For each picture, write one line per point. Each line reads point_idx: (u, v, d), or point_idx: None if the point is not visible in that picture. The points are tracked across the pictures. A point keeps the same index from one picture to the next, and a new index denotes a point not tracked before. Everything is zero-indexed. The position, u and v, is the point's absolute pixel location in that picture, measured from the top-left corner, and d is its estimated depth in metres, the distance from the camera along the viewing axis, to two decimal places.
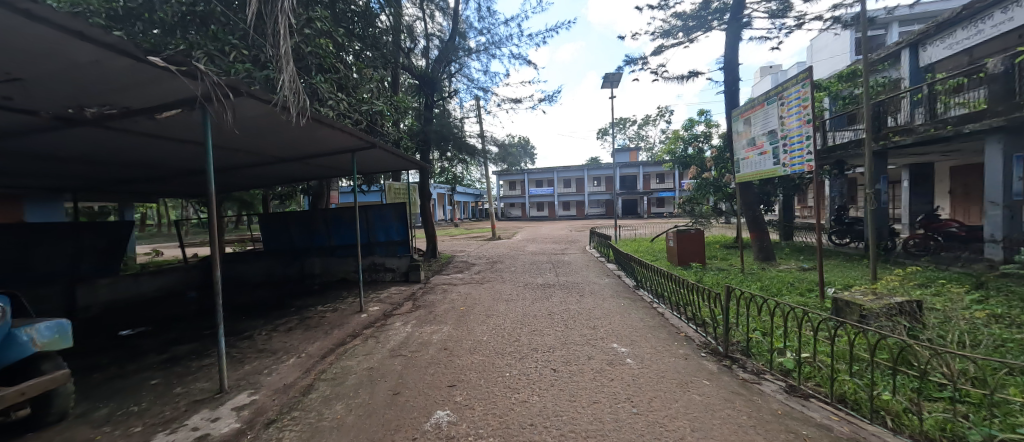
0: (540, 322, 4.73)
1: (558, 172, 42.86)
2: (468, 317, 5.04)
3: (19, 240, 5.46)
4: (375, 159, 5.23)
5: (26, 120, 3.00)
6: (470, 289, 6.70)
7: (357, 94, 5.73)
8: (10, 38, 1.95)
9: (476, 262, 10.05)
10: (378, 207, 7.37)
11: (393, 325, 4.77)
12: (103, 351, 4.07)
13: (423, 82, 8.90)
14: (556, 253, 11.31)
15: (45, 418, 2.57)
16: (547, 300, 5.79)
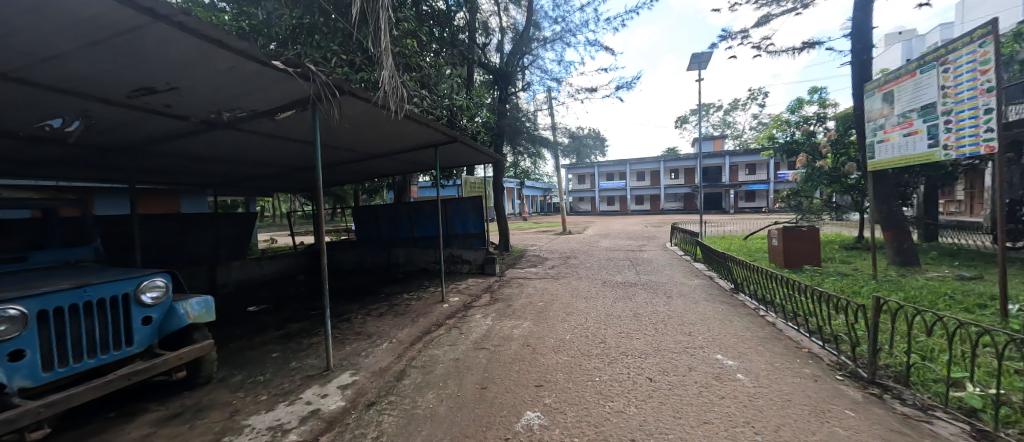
0: (627, 323, 4.41)
1: (630, 164, 40.84)
2: (548, 314, 4.90)
3: (174, 227, 6.56)
4: (457, 153, 5.30)
5: (183, 125, 3.53)
6: (546, 284, 6.58)
7: (438, 90, 5.88)
8: (171, 49, 2.27)
9: (548, 256, 9.92)
10: (456, 201, 7.68)
11: (474, 317, 4.82)
12: (237, 323, 4.74)
13: (495, 78, 8.91)
14: (634, 250, 10.68)
15: (196, 381, 3.02)
16: (633, 300, 5.42)
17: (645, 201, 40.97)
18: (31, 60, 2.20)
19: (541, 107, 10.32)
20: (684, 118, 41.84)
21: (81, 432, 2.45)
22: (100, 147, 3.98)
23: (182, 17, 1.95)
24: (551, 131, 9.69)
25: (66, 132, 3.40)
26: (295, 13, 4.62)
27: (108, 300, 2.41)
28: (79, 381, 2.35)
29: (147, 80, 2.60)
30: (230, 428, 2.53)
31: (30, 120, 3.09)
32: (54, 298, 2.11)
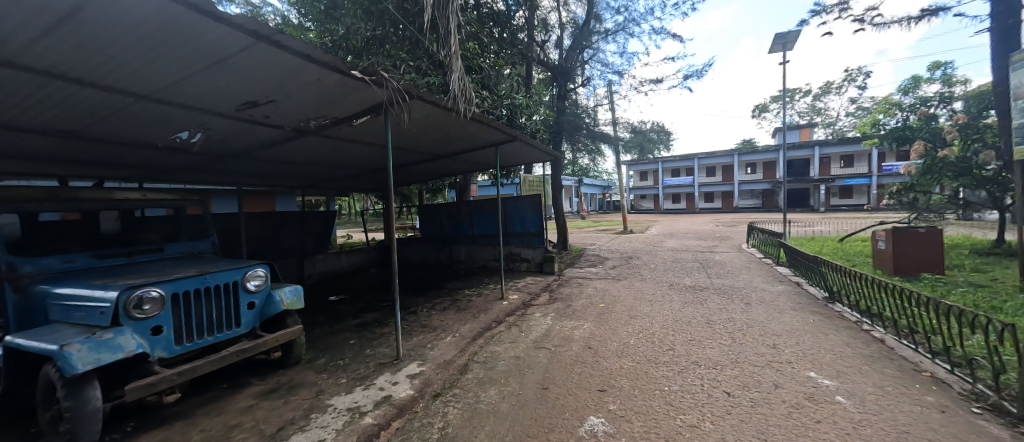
0: (698, 331, 4.11)
1: (698, 159, 38.28)
2: (609, 316, 4.75)
3: (268, 224, 7.50)
4: (516, 151, 5.33)
5: (279, 134, 3.99)
6: (607, 285, 6.40)
7: (497, 90, 6.01)
8: (270, 65, 2.58)
9: (608, 256, 9.62)
10: (516, 199, 7.74)
11: (533, 316, 4.83)
12: (321, 311, 5.29)
13: (555, 74, 8.81)
14: (702, 252, 9.92)
15: (288, 361, 3.39)
16: (705, 306, 5.04)
17: (715, 199, 38.20)
18: (168, 82, 2.65)
19: (601, 101, 10.01)
20: (757, 107, 37.92)
21: (204, 398, 2.89)
22: (217, 156, 4.68)
23: (278, 34, 2.20)
24: (612, 126, 9.36)
25: (193, 143, 4.04)
26: (369, 26, 5.04)
27: (223, 286, 2.78)
28: (202, 354, 2.71)
29: (252, 95, 2.97)
30: (316, 406, 2.80)
31: (168, 134, 3.73)
32: (182, 282, 2.51)
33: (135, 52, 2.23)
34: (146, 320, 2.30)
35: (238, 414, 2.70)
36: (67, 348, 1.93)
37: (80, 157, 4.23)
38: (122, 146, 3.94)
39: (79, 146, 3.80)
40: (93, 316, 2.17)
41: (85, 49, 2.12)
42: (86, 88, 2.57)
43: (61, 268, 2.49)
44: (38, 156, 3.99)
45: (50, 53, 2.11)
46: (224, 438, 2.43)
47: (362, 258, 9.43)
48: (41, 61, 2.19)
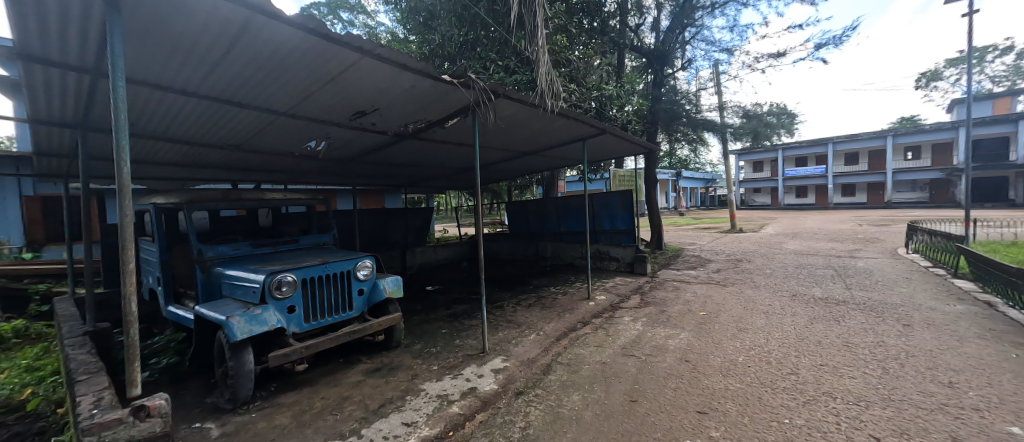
0: (838, 355, 3.31)
1: (833, 142, 31.46)
2: (714, 327, 4.16)
3: (377, 220, 8.36)
4: (604, 144, 5.06)
5: (384, 139, 4.44)
6: (710, 291, 5.65)
7: (586, 83, 6.07)
8: (375, 77, 2.84)
9: (711, 258, 8.52)
10: (606, 194, 7.51)
11: (622, 320, 4.50)
12: (419, 300, 5.80)
13: (651, 60, 8.25)
14: (839, 258, 8.06)
15: (390, 344, 3.74)
16: (844, 325, 4.04)
17: (860, 192, 31.94)
18: (301, 101, 3.16)
19: (705, 84, 8.95)
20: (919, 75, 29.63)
21: (326, 369, 3.37)
22: (338, 161, 5.45)
23: (378, 47, 2.43)
24: (717, 111, 8.25)
25: (320, 151, 4.77)
26: (462, 32, 5.42)
27: (338, 273, 3.13)
28: (323, 333, 3.10)
29: (361, 106, 3.35)
30: (410, 389, 3.02)
31: (303, 144, 4.47)
32: (308, 269, 2.93)
33: (277, 77, 2.71)
34: (283, 300, 2.73)
35: (350, 387, 3.06)
36: (231, 319, 2.44)
37: (248, 166, 5.41)
38: (273, 156, 4.88)
39: (247, 157, 4.84)
40: (249, 294, 2.69)
41: (245, 77, 2.66)
42: (248, 110, 3.23)
43: (230, 255, 3.08)
44: (224, 165, 5.23)
45: (224, 82, 2.70)
46: (338, 407, 2.77)
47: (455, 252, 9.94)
48: (219, 89, 2.82)
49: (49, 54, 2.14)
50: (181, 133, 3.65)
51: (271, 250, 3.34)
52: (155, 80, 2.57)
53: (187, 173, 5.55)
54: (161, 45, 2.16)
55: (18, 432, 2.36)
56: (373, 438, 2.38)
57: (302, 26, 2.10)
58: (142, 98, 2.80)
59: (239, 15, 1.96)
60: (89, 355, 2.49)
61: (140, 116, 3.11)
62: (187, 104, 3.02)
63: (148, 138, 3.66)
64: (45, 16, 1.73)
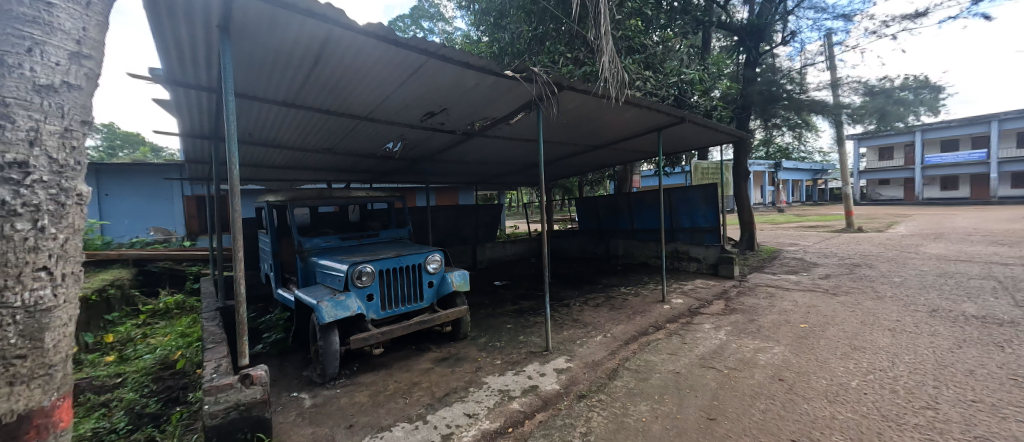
0: (1012, 391, 2.50)
1: (1000, 119, 23.95)
2: (822, 343, 3.50)
3: (450, 216, 8.67)
4: (684, 134, 4.58)
5: (454, 138, 4.61)
6: (817, 300, 4.78)
7: (665, 68, 5.69)
8: (441, 78, 2.96)
9: (819, 262, 7.22)
10: (684, 190, 6.87)
11: (702, 327, 4.04)
12: (487, 294, 5.97)
13: (742, 36, 7.52)
14: (1010, 265, 6.18)
15: (457, 336, 3.89)
16: (1022, 355, 3.04)
17: None
18: (378, 105, 3.44)
19: (813, 59, 7.55)
20: None
21: (400, 354, 3.65)
22: (414, 160, 5.85)
23: (442, 48, 2.51)
24: (829, 89, 6.91)
25: (397, 152, 5.17)
26: (530, 27, 5.44)
27: (411, 266, 3.32)
28: (397, 320, 3.34)
29: (430, 106, 3.52)
30: (473, 381, 3.09)
31: (383, 146, 4.88)
32: (385, 261, 3.17)
33: (356, 83, 2.99)
34: (363, 288, 3.01)
35: (420, 373, 3.26)
36: (322, 303, 2.78)
37: (341, 167, 6.13)
38: (360, 158, 5.43)
39: (339, 159, 5.47)
40: (336, 281, 3.02)
41: (331, 85, 3.00)
42: (336, 117, 3.64)
43: (323, 246, 3.45)
44: (322, 167, 6.02)
45: (315, 92, 3.09)
46: (408, 391, 2.96)
47: (524, 248, 9.91)
48: (312, 99, 3.23)
49: (191, 72, 2.67)
50: (287, 140, 4.27)
51: (356, 243, 3.67)
52: (265, 93, 3.04)
53: (297, 175, 6.53)
54: (264, 57, 2.53)
55: (172, 384, 3.02)
56: (437, 425, 2.48)
57: (373, 33, 2.27)
58: (259, 111, 3.35)
59: (321, 24, 2.19)
60: (218, 328, 3.05)
61: (259, 126, 3.74)
62: (291, 115, 3.52)
63: (264, 145, 4.37)
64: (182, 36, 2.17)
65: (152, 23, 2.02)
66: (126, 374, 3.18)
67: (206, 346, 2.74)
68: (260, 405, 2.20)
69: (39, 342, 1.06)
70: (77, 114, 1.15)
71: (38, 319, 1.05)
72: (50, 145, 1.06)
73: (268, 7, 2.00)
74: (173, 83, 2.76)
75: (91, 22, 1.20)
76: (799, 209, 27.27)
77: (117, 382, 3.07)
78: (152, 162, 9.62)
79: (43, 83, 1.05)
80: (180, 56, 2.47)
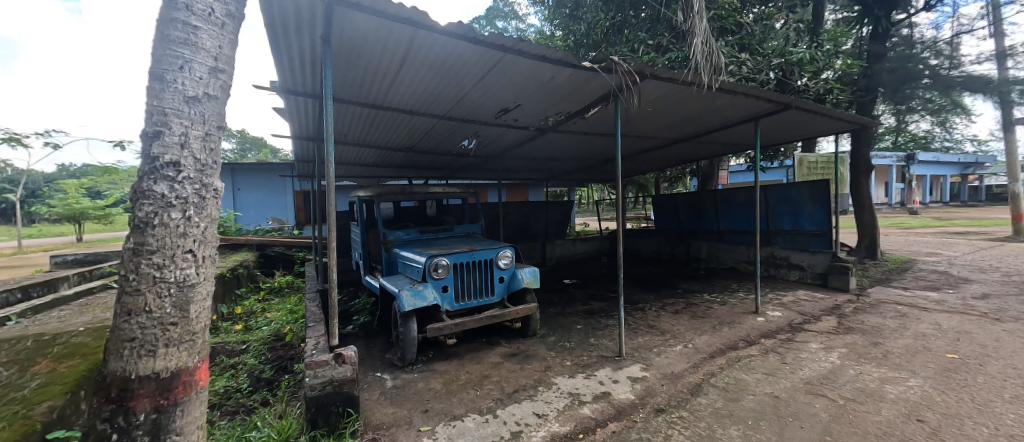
0: None
1: None
2: (983, 381, 2.75)
3: (521, 212, 8.77)
4: (788, 122, 4.07)
5: (526, 135, 4.64)
6: (973, 326, 3.80)
7: (764, 49, 5.31)
8: (517, 73, 2.96)
9: (971, 279, 5.77)
10: (786, 187, 6.22)
11: (808, 346, 3.47)
12: (556, 292, 5.92)
13: (868, 6, 6.49)
14: None
15: (527, 332, 3.88)
16: None
17: None
18: (456, 104, 3.59)
19: (970, 26, 6.22)
20: None
21: (472, 346, 3.75)
22: (487, 158, 6.02)
23: (519, 42, 2.48)
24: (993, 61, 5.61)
25: (472, 149, 5.37)
26: (608, 15, 5.36)
27: (483, 260, 3.38)
28: (469, 313, 3.42)
29: (505, 103, 3.57)
30: (543, 381, 3.03)
31: (459, 144, 5.11)
32: (459, 255, 3.26)
33: (436, 84, 3.15)
34: (439, 280, 3.14)
35: (490, 367, 3.30)
36: (402, 291, 2.95)
37: (421, 165, 6.58)
38: (437, 156, 5.75)
39: (419, 157, 5.87)
40: (414, 272, 3.20)
41: (414, 86, 3.18)
42: (418, 117, 3.89)
43: (404, 239, 3.71)
44: (405, 165, 6.52)
45: (400, 93, 3.31)
46: (479, 384, 3.01)
47: (595, 247, 9.65)
48: (398, 101, 3.49)
49: (300, 80, 3.03)
50: (376, 140, 4.70)
51: (433, 236, 3.87)
52: (357, 97, 3.35)
53: (384, 173, 7.21)
54: (357, 62, 2.77)
55: (281, 354, 3.46)
56: (507, 421, 2.46)
57: (454, 33, 2.33)
58: (352, 113, 3.71)
59: (407, 28, 2.31)
60: (318, 308, 3.44)
61: (351, 128, 4.15)
62: (379, 116, 3.84)
63: (356, 146, 4.86)
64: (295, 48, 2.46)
65: (271, 36, 2.33)
66: (249, 342, 3.75)
67: (308, 323, 3.09)
68: (349, 382, 2.37)
69: (186, 313, 1.30)
70: (216, 121, 1.37)
71: (184, 293, 1.29)
72: (197, 147, 1.30)
73: (361, 16, 2.16)
74: (287, 93, 3.18)
75: (225, 42, 1.41)
76: (937, 213, 22.16)
77: (242, 348, 3.62)
78: (272, 161, 11.40)
79: (192, 93, 1.29)
80: (292, 67, 2.83)
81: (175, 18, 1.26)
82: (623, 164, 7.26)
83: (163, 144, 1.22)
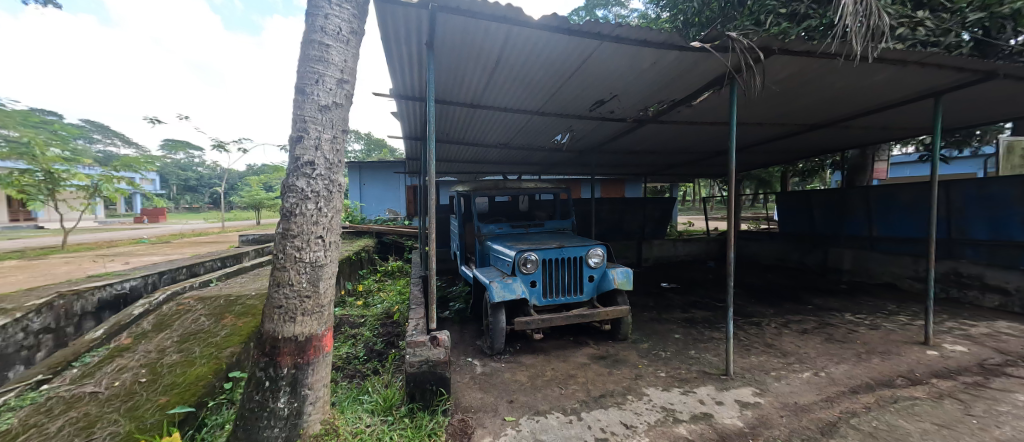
0: None
1: None
2: None
3: (616, 209, 8.40)
4: (995, 94, 3.19)
5: (623, 126, 4.40)
6: None
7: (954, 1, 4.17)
8: (614, 62, 2.79)
9: None
10: (982, 183, 4.95)
11: (1017, 396, 2.52)
12: (651, 296, 5.53)
13: None
14: None
15: (617, 336, 3.69)
16: None
17: None
18: (549, 99, 3.58)
19: None
20: None
21: (559, 343, 3.71)
22: (580, 152, 5.92)
23: (618, 29, 2.29)
24: None
25: (565, 144, 5.34)
26: None
27: (572, 258, 3.30)
28: (556, 309, 3.38)
29: (601, 94, 3.44)
30: (632, 389, 2.80)
31: (552, 138, 5.12)
32: (548, 251, 3.22)
33: (529, 80, 3.17)
34: (527, 275, 3.16)
35: (576, 367, 3.21)
36: (493, 283, 3.04)
37: (515, 161, 6.79)
38: (530, 151, 5.87)
39: (514, 153, 6.06)
40: (505, 265, 3.29)
41: (508, 83, 3.25)
42: (512, 114, 4.00)
43: (496, 232, 3.83)
44: (500, 161, 6.81)
45: (494, 91, 3.42)
46: (564, 382, 2.94)
47: (699, 249, 8.77)
48: (493, 100, 3.63)
49: (409, 86, 3.36)
50: (474, 138, 5.00)
51: (524, 231, 3.92)
52: (456, 98, 3.57)
53: (480, 169, 7.67)
54: (457, 65, 2.93)
55: (389, 330, 3.90)
56: (592, 426, 2.32)
57: (548, 26, 2.26)
58: (451, 113, 3.97)
59: (501, 27, 2.33)
60: (420, 293, 3.78)
61: (452, 127, 4.48)
62: (475, 115, 4.04)
63: (455, 143, 5.23)
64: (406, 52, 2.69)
65: (387, 46, 2.60)
66: (366, 316, 4.34)
67: (411, 306, 3.40)
68: (442, 364, 2.50)
69: (317, 288, 1.76)
70: (340, 127, 1.82)
71: (315, 272, 1.76)
72: (327, 148, 1.76)
73: (460, 19, 2.25)
74: (399, 98, 3.56)
75: (347, 68, 1.84)
76: None
77: (361, 321, 4.20)
78: (389, 160, 13.16)
79: (324, 103, 1.74)
80: (403, 74, 3.15)
81: (315, 39, 1.71)
82: (737, 155, 6.48)
83: (304, 146, 1.70)
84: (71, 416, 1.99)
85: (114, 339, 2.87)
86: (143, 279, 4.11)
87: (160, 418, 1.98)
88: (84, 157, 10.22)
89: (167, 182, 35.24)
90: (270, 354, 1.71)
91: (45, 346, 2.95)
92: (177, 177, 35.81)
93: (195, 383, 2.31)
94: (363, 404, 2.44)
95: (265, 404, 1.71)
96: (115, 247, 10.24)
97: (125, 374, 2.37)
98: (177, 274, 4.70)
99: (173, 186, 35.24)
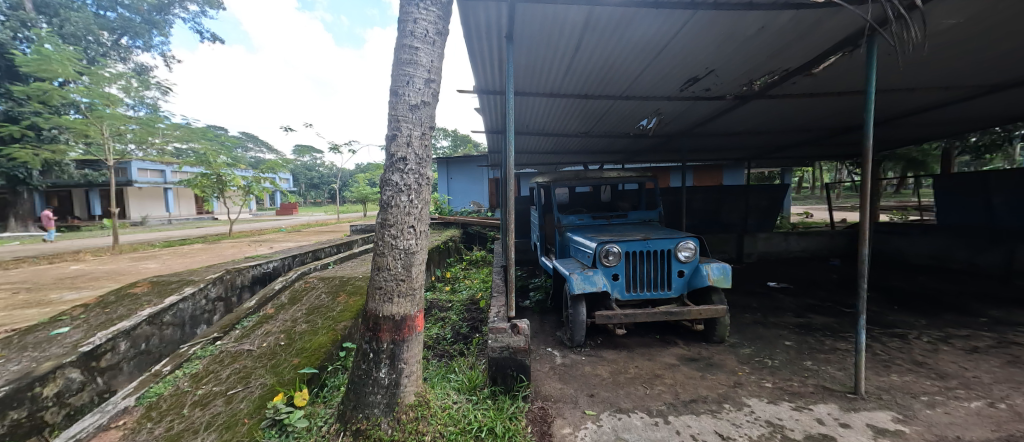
0: None
1: None
2: None
3: (710, 199, 7.66)
4: None
5: (721, 105, 3.94)
6: None
7: None
8: (707, 32, 2.50)
9: None
10: None
11: None
12: (754, 297, 4.92)
13: None
14: None
15: (712, 337, 3.38)
16: None
17: None
18: (633, 81, 3.38)
19: None
20: None
21: (644, 340, 3.54)
22: (667, 137, 5.48)
23: None
24: None
25: (651, 128, 4.98)
26: None
27: (660, 251, 3.09)
28: (640, 305, 3.21)
29: (694, 71, 3.13)
30: (730, 397, 2.52)
31: (637, 124, 4.83)
32: (632, 243, 3.07)
33: (612, 62, 3.01)
34: (609, 268, 3.05)
35: (663, 367, 3.02)
36: (573, 274, 2.99)
37: (597, 149, 6.60)
38: (613, 139, 5.64)
39: (595, 141, 5.86)
40: (586, 257, 3.21)
41: (588, 68, 3.15)
42: (593, 100, 3.87)
43: (576, 224, 3.80)
44: (582, 151, 6.67)
45: (572, 78, 3.35)
46: (649, 382, 2.79)
47: (818, 245, 7.52)
48: (573, 87, 3.56)
49: (488, 81, 3.48)
50: (552, 128, 4.97)
51: (605, 223, 3.81)
52: (533, 89, 3.60)
53: (560, 159, 7.61)
54: (535, 56, 2.94)
55: (474, 316, 4.15)
56: (681, 431, 2.15)
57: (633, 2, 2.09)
58: (528, 105, 4.01)
59: (581, 9, 2.23)
60: (501, 281, 3.94)
61: (530, 118, 4.52)
62: (552, 104, 4.02)
63: (533, 135, 5.27)
64: (487, 45, 2.78)
65: (468, 43, 2.72)
66: (453, 301, 4.67)
67: (493, 294, 3.55)
68: (522, 352, 2.53)
69: (410, 273, 1.92)
70: (429, 126, 1.94)
71: (409, 259, 1.92)
72: (417, 144, 1.90)
73: (539, 7, 2.22)
74: (479, 94, 3.71)
75: (434, 69, 1.95)
76: None
77: (449, 305, 4.53)
78: (473, 154, 13.79)
79: (414, 102, 1.87)
80: (484, 69, 3.25)
81: (406, 43, 1.85)
82: (873, 130, 5.35)
83: (399, 144, 1.86)
84: (236, 366, 2.52)
85: (262, 309, 3.56)
86: (281, 260, 5.01)
87: (293, 376, 2.37)
88: (241, 163, 12.71)
89: (297, 181, 42.59)
90: (374, 329, 1.93)
91: (219, 310, 3.77)
92: (304, 176, 42.81)
93: (319, 349, 2.71)
94: (451, 381, 2.63)
95: (369, 373, 1.94)
96: (262, 234, 12.82)
97: (269, 338, 2.90)
98: (306, 257, 5.63)
99: (300, 184, 42.63)
